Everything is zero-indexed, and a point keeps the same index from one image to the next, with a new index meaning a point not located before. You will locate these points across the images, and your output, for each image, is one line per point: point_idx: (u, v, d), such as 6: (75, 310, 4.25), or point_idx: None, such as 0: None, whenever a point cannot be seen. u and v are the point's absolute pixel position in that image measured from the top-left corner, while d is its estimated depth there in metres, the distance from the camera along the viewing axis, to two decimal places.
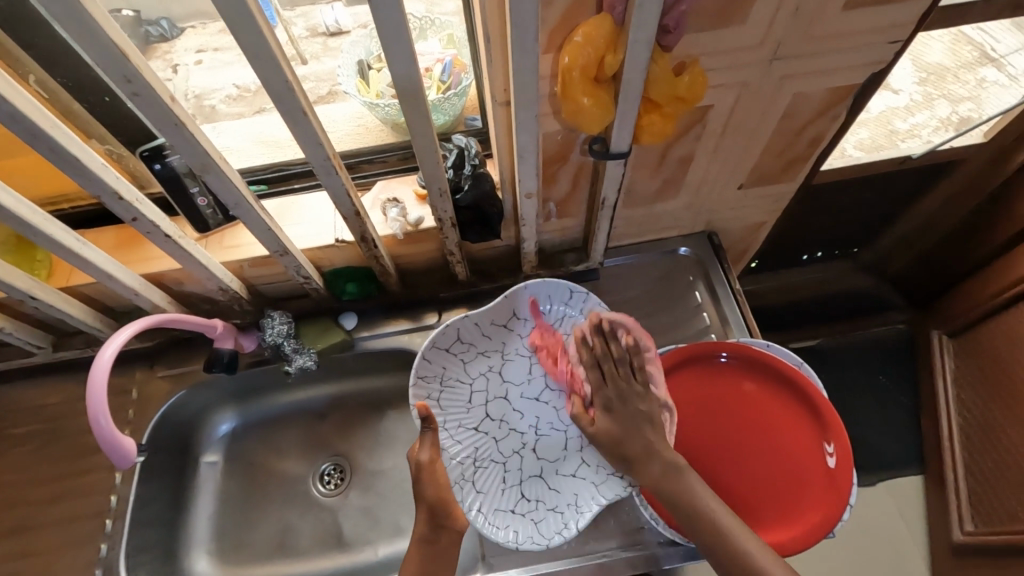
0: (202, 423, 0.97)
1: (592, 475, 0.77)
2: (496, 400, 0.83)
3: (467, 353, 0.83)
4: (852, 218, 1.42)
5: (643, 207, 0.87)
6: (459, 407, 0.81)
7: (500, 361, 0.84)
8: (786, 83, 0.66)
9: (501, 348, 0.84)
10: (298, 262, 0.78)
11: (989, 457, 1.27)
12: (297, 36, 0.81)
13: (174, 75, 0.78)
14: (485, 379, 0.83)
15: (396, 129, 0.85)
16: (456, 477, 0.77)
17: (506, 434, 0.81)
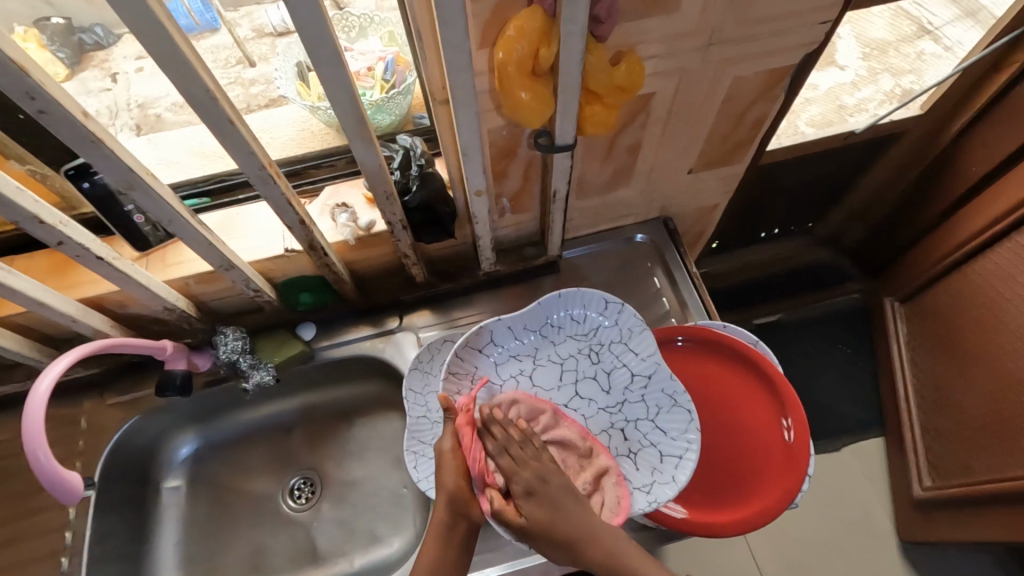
0: (160, 448, 0.94)
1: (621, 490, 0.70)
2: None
3: (499, 354, 0.76)
4: (804, 195, 1.47)
5: (596, 197, 0.88)
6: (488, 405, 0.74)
7: (532, 365, 0.76)
8: (723, 68, 0.67)
9: (535, 351, 0.77)
10: (247, 275, 0.75)
11: (942, 414, 1.34)
12: (243, 37, 0.79)
13: (114, 84, 0.77)
14: (516, 382, 0.76)
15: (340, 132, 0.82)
16: None
17: None
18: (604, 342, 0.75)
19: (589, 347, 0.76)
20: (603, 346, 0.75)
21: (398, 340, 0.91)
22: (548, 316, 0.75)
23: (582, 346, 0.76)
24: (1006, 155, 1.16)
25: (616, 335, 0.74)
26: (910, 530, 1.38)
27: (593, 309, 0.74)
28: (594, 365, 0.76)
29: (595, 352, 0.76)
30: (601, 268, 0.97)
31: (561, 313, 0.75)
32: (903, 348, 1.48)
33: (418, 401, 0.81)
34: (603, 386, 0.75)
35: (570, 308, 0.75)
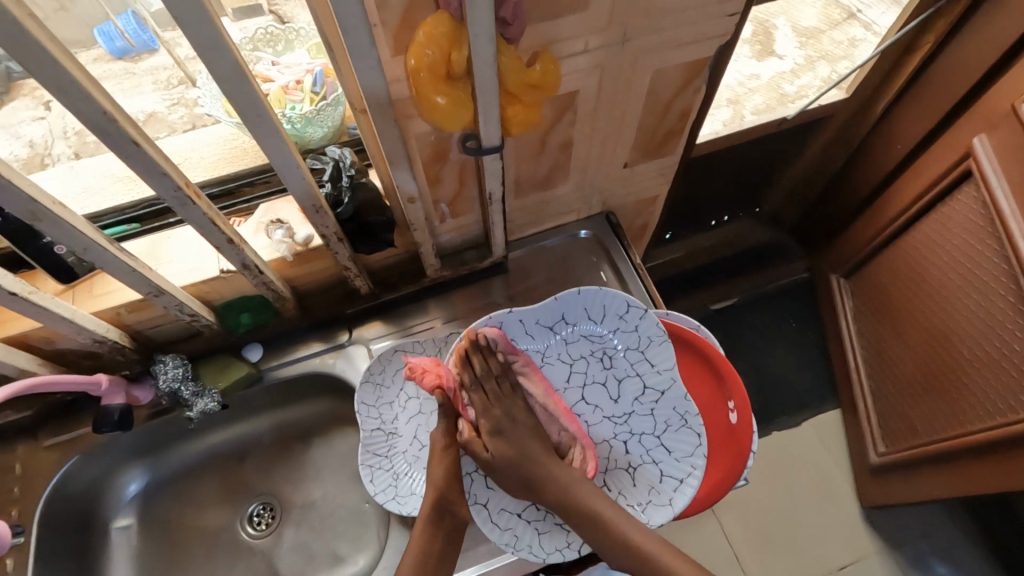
0: (105, 488, 0.90)
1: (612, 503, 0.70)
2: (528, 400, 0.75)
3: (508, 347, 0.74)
4: (748, 180, 1.52)
5: (534, 195, 0.88)
6: None
7: (541, 363, 0.74)
8: (640, 62, 0.69)
9: (547, 349, 0.74)
10: (179, 300, 0.73)
11: (888, 382, 1.40)
12: (184, 57, 0.79)
13: (48, 112, 0.77)
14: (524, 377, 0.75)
15: None
16: (467, 468, 0.71)
17: None
18: (620, 347, 0.72)
19: (603, 351, 0.73)
20: (619, 353, 0.72)
21: (348, 354, 0.90)
22: (565, 313, 0.72)
23: (597, 349, 0.73)
24: (925, 131, 1.23)
25: (635, 342, 0.71)
26: (868, 495, 1.44)
27: (612, 313, 0.70)
28: (606, 370, 0.73)
29: (608, 357, 0.72)
30: (547, 266, 0.98)
31: (577, 312, 0.72)
32: (850, 321, 1.54)
33: (371, 413, 0.82)
34: (611, 395, 0.73)
35: (590, 307, 0.71)
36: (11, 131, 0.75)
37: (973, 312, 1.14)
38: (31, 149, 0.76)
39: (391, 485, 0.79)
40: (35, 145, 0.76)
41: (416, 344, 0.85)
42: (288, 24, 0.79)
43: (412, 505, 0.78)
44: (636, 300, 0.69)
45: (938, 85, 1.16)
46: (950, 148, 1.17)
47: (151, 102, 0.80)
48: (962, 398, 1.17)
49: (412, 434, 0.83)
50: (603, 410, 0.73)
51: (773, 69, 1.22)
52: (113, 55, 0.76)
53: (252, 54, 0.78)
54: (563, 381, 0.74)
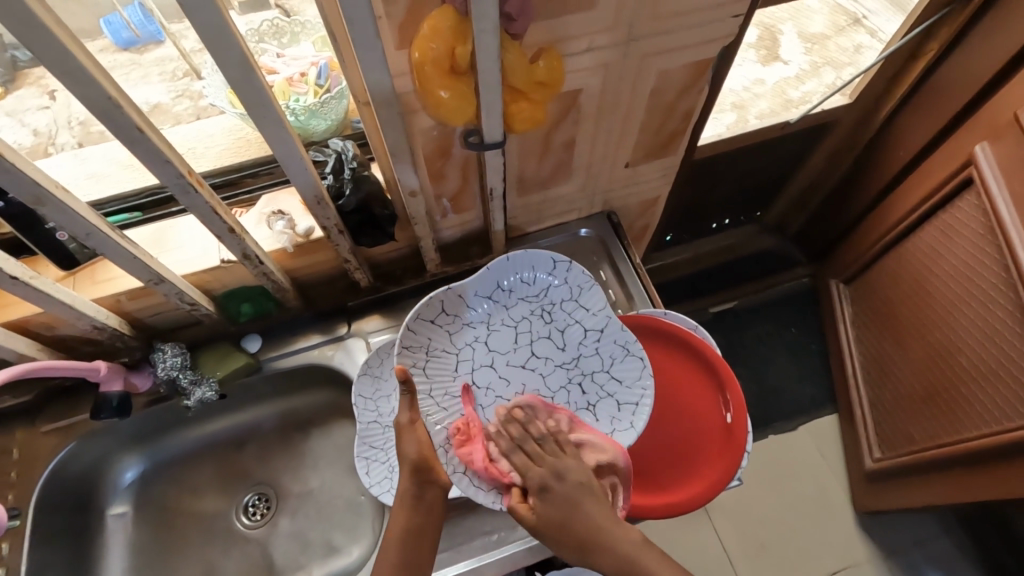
0: (102, 474, 0.90)
1: None
2: (482, 369, 0.74)
3: (452, 323, 0.74)
4: (750, 184, 1.52)
5: (537, 192, 0.88)
6: (446, 374, 0.72)
7: (486, 332, 0.75)
8: (645, 62, 0.69)
9: (489, 318, 0.75)
10: (179, 288, 0.73)
11: (886, 389, 1.40)
12: (190, 50, 0.79)
13: (52, 102, 0.77)
14: (471, 349, 0.74)
15: None
16: (441, 441, 0.67)
17: (494, 402, 0.73)
18: (552, 301, 0.75)
19: (542, 308, 0.76)
20: (553, 305, 0.75)
21: (347, 346, 0.90)
22: (499, 280, 0.75)
23: (533, 306, 0.76)
24: (928, 139, 1.23)
25: (564, 293, 0.75)
26: (863, 501, 1.44)
27: (542, 270, 0.74)
28: (546, 324, 0.76)
29: (547, 313, 0.76)
30: None
31: (511, 277, 0.75)
32: (849, 327, 1.54)
33: (368, 406, 0.82)
34: (558, 345, 0.75)
35: (520, 270, 0.75)
36: (16, 119, 0.75)
37: (972, 320, 1.14)
38: (36, 138, 0.76)
39: (387, 478, 0.79)
40: (41, 133, 0.76)
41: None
42: (293, 17, 0.80)
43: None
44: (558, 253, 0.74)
45: (941, 94, 1.17)
46: (952, 156, 1.17)
47: (159, 93, 0.80)
48: (960, 407, 1.17)
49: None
50: (554, 359, 0.75)
51: (778, 75, 1.22)
52: (119, 46, 0.76)
53: (257, 46, 0.79)
54: (510, 345, 0.75)
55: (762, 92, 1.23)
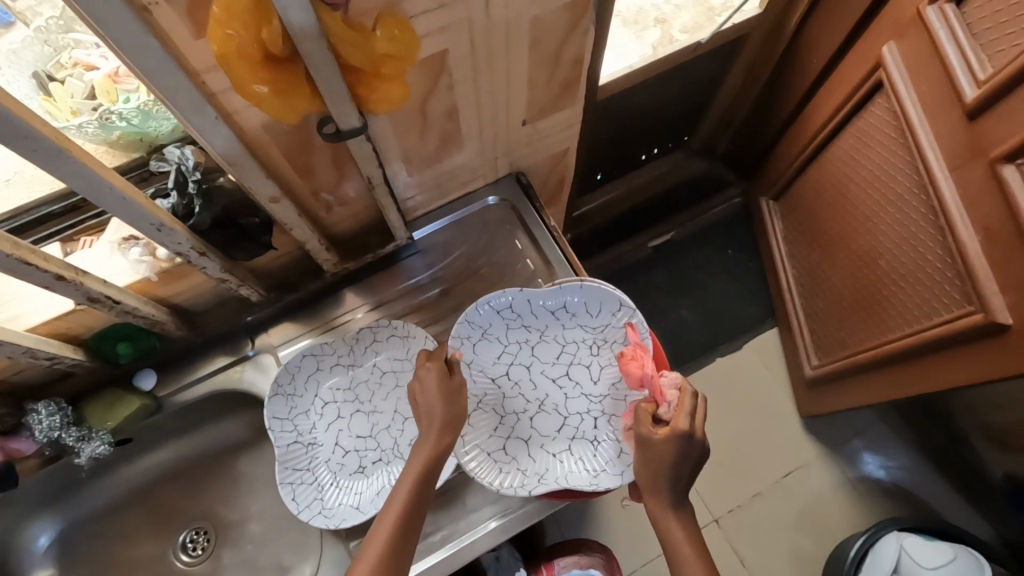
0: (11, 543, 0.83)
1: (575, 462, 0.68)
2: (518, 367, 0.73)
3: (511, 320, 0.73)
4: (672, 110, 1.47)
5: (431, 167, 0.80)
6: (487, 358, 0.72)
7: (537, 338, 0.73)
8: (513, 10, 0.60)
9: (545, 328, 0.73)
10: (26, 346, 0.63)
11: (819, 300, 1.44)
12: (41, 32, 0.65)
13: None
14: (517, 347, 0.73)
15: (124, 146, 0.69)
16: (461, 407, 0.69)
17: (514, 396, 0.72)
18: (610, 339, 0.72)
19: (594, 339, 0.73)
20: (610, 344, 0.72)
21: (256, 363, 0.83)
22: (567, 301, 0.73)
23: (592, 336, 0.73)
24: (838, 43, 1.19)
25: (623, 337, 0.72)
26: (805, 406, 1.52)
27: (608, 308, 0.71)
28: (594, 354, 0.72)
29: (598, 346, 0.73)
30: (461, 239, 0.91)
31: (577, 300, 0.72)
32: (781, 242, 1.57)
33: (285, 427, 0.77)
34: (593, 376, 0.72)
35: (588, 301, 0.72)
36: None
37: (889, 225, 1.16)
38: None
39: (317, 498, 0.75)
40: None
41: (325, 347, 0.80)
42: None
43: (342, 517, 0.74)
44: (632, 301, 0.71)
45: None
46: (864, 59, 1.13)
47: None
48: (884, 308, 1.21)
49: (334, 441, 0.79)
50: (584, 388, 0.71)
51: None
52: None
53: (66, 38, 0.65)
54: (554, 358, 0.73)
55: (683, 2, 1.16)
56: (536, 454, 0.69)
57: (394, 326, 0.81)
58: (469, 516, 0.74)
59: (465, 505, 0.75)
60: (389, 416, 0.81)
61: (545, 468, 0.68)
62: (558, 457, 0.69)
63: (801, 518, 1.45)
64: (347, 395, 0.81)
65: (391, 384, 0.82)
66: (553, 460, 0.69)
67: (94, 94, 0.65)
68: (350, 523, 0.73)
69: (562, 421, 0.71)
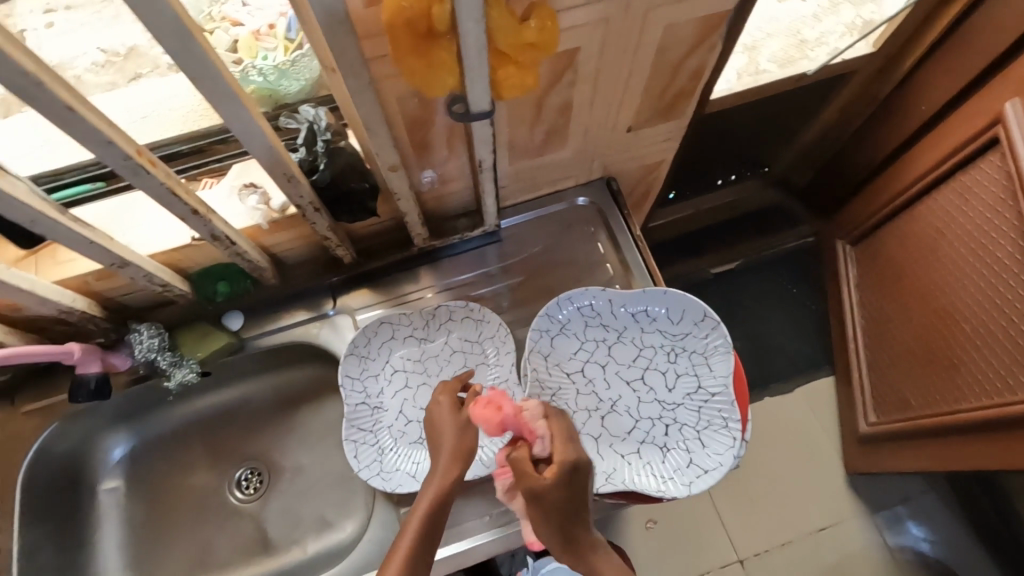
0: (90, 450, 0.89)
1: (643, 464, 0.68)
2: (593, 366, 0.73)
3: (590, 318, 0.74)
4: (758, 136, 1.44)
5: (531, 160, 0.82)
6: (564, 352, 0.74)
7: (615, 340, 0.74)
8: (650, 16, 0.62)
9: (623, 330, 0.74)
10: (147, 270, 0.68)
11: (885, 354, 1.38)
12: None
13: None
14: (594, 346, 0.74)
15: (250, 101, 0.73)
16: (533, 395, 0.71)
17: (587, 393, 0.72)
18: (689, 348, 0.72)
19: (672, 346, 0.72)
20: (688, 353, 0.71)
21: (334, 323, 0.86)
22: (648, 306, 0.73)
23: (670, 343, 0.72)
24: (953, 91, 1.14)
25: (702, 348, 0.71)
26: (854, 461, 1.46)
27: (690, 317, 0.71)
28: (671, 362, 0.72)
29: (675, 353, 0.72)
30: (543, 235, 0.93)
31: (658, 307, 0.73)
32: (853, 290, 1.49)
33: (356, 387, 0.81)
34: (668, 383, 0.71)
35: (671, 308, 0.72)
36: None
37: (980, 287, 1.10)
38: None
39: (377, 460, 0.78)
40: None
41: (402, 317, 0.83)
42: None
43: (399, 482, 0.77)
44: (715, 312, 0.70)
45: (973, 41, 1.07)
46: (980, 110, 1.09)
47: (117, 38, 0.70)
48: (959, 373, 1.15)
49: (398, 408, 0.82)
50: (658, 394, 0.71)
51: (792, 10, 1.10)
52: None
53: None
54: (630, 361, 0.73)
55: (777, 28, 1.09)
56: (604, 453, 0.69)
57: (470, 309, 0.83)
58: None
59: None
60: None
61: (613, 469, 0.67)
62: (627, 459, 0.68)
63: (833, 575, 1.39)
64: (416, 367, 0.84)
65: (459, 363, 0.84)
66: (621, 461, 0.68)
67: (235, 48, 0.69)
68: (406, 490, 0.77)
69: (633, 424, 0.70)
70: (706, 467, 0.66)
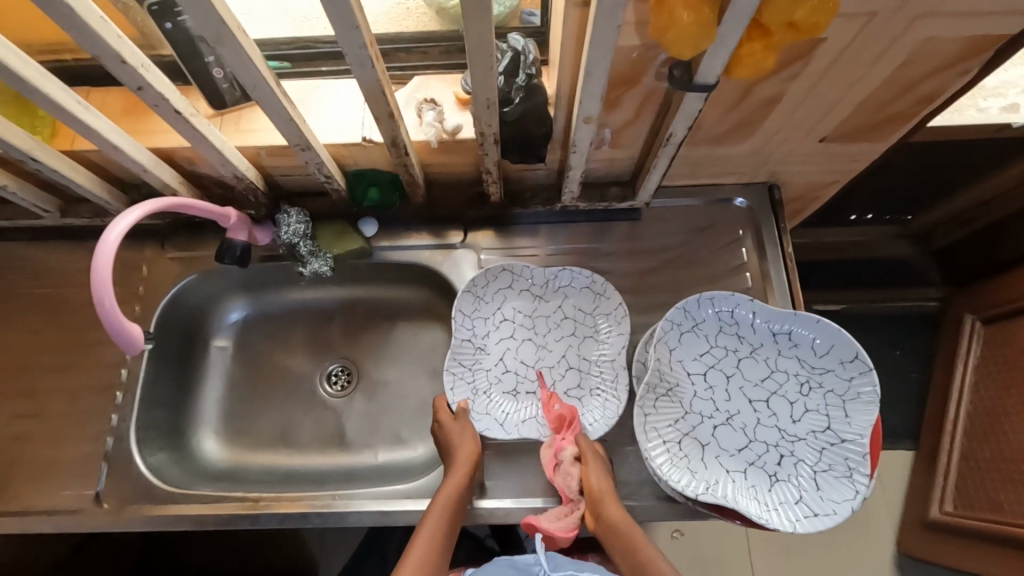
0: (213, 308, 0.96)
1: (748, 487, 0.66)
2: (717, 374, 0.71)
3: (727, 325, 0.71)
4: (918, 181, 1.30)
5: (707, 146, 0.77)
6: (689, 351, 0.71)
7: (747, 355, 0.71)
8: (919, 22, 0.55)
9: (758, 346, 0.70)
10: (320, 159, 0.70)
11: (987, 447, 1.22)
12: None
13: None
14: (724, 354, 0.71)
15: (442, 15, 0.75)
16: (651, 385, 0.69)
17: (704, 398, 0.70)
18: (826, 385, 0.67)
19: (808, 378, 0.68)
20: (824, 390, 0.67)
21: (457, 255, 0.87)
22: (794, 330, 0.69)
23: (807, 374, 0.68)
24: None
25: (841, 390, 0.67)
26: (911, 544, 1.37)
27: (839, 354, 0.67)
28: (802, 393, 0.68)
29: (809, 387, 0.68)
30: (687, 226, 0.88)
31: (805, 334, 0.68)
32: (969, 370, 1.32)
33: (466, 323, 0.81)
34: (793, 415, 0.68)
35: (818, 340, 0.68)
36: None
37: None
38: None
39: (470, 398, 0.80)
40: None
41: (526, 269, 0.83)
42: None
43: (485, 426, 0.78)
44: (868, 357, 0.65)
45: None
46: None
47: None
48: None
49: (498, 356, 0.83)
50: (780, 422, 0.68)
51: None
52: None
53: None
54: (757, 379, 0.70)
55: None
56: (708, 463, 0.67)
57: (593, 280, 0.81)
58: None
59: None
60: (555, 357, 0.83)
61: (716, 480, 0.66)
62: (731, 476, 0.66)
63: None
64: (526, 321, 0.84)
65: (567, 330, 0.83)
66: (725, 476, 0.66)
67: None
68: (490, 435, 0.77)
69: (745, 444, 0.68)
70: (818, 510, 0.63)
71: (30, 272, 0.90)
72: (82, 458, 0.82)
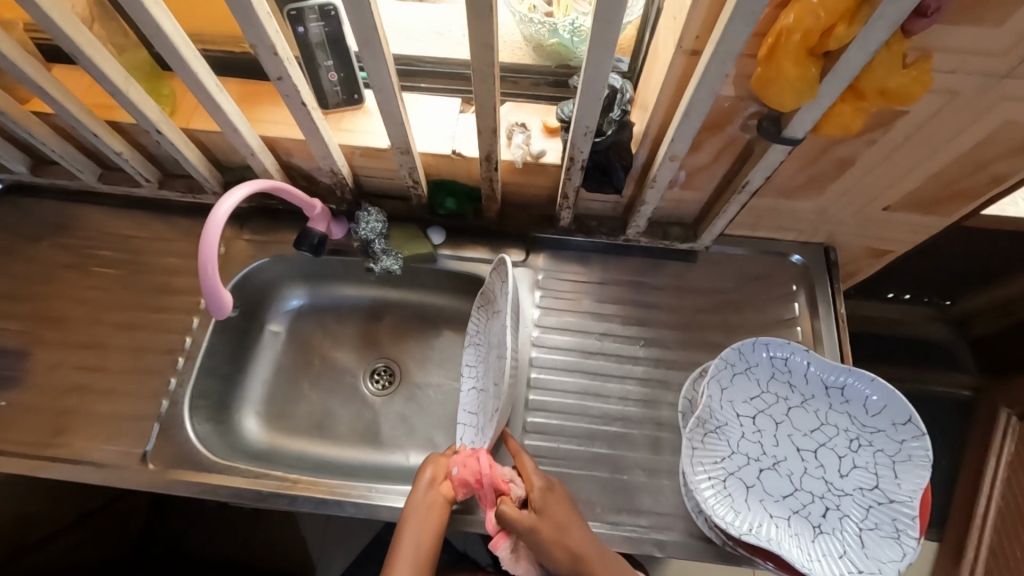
0: (274, 293, 1.01)
1: (790, 535, 0.66)
2: (765, 419, 0.72)
3: (779, 373, 0.72)
4: (961, 266, 1.31)
5: (773, 199, 0.81)
6: (739, 394, 0.72)
7: (798, 405, 0.72)
8: (1000, 106, 0.58)
9: (810, 397, 0.72)
10: (414, 164, 0.76)
11: (1019, 544, 1.17)
12: None
13: None
14: (773, 401, 0.72)
15: (539, 51, 0.80)
16: (701, 419, 0.70)
17: (751, 441, 0.71)
18: (876, 445, 0.69)
19: (857, 435, 0.69)
20: (874, 449, 0.68)
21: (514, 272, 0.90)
22: (848, 386, 0.70)
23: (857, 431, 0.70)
24: None
25: (891, 451, 0.68)
26: None
27: (892, 416, 0.68)
28: (850, 449, 0.69)
29: (858, 444, 0.69)
30: (741, 274, 0.90)
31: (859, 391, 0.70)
32: (1001, 464, 1.28)
33: (472, 373, 0.87)
34: (840, 469, 0.69)
35: (871, 399, 0.69)
36: None
37: None
38: None
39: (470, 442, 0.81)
40: None
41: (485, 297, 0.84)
42: None
43: None
44: (921, 421, 0.67)
45: None
46: None
47: None
48: None
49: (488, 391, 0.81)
50: (827, 475, 0.69)
51: None
52: None
53: None
54: (806, 429, 0.71)
55: None
56: (752, 505, 0.68)
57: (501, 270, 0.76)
58: (632, 513, 0.75)
59: (633, 501, 0.76)
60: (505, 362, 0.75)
61: (758, 523, 0.66)
62: (774, 521, 0.67)
63: None
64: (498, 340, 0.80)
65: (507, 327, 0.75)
66: (767, 519, 0.67)
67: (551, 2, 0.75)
68: None
69: (789, 491, 0.68)
70: (862, 567, 0.63)
71: (115, 235, 0.96)
72: (135, 416, 0.84)
